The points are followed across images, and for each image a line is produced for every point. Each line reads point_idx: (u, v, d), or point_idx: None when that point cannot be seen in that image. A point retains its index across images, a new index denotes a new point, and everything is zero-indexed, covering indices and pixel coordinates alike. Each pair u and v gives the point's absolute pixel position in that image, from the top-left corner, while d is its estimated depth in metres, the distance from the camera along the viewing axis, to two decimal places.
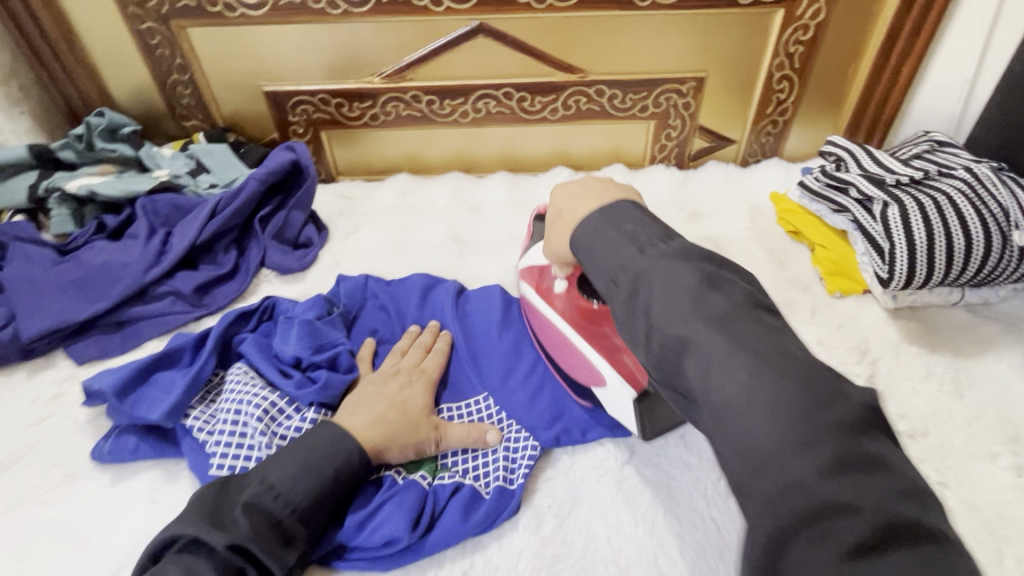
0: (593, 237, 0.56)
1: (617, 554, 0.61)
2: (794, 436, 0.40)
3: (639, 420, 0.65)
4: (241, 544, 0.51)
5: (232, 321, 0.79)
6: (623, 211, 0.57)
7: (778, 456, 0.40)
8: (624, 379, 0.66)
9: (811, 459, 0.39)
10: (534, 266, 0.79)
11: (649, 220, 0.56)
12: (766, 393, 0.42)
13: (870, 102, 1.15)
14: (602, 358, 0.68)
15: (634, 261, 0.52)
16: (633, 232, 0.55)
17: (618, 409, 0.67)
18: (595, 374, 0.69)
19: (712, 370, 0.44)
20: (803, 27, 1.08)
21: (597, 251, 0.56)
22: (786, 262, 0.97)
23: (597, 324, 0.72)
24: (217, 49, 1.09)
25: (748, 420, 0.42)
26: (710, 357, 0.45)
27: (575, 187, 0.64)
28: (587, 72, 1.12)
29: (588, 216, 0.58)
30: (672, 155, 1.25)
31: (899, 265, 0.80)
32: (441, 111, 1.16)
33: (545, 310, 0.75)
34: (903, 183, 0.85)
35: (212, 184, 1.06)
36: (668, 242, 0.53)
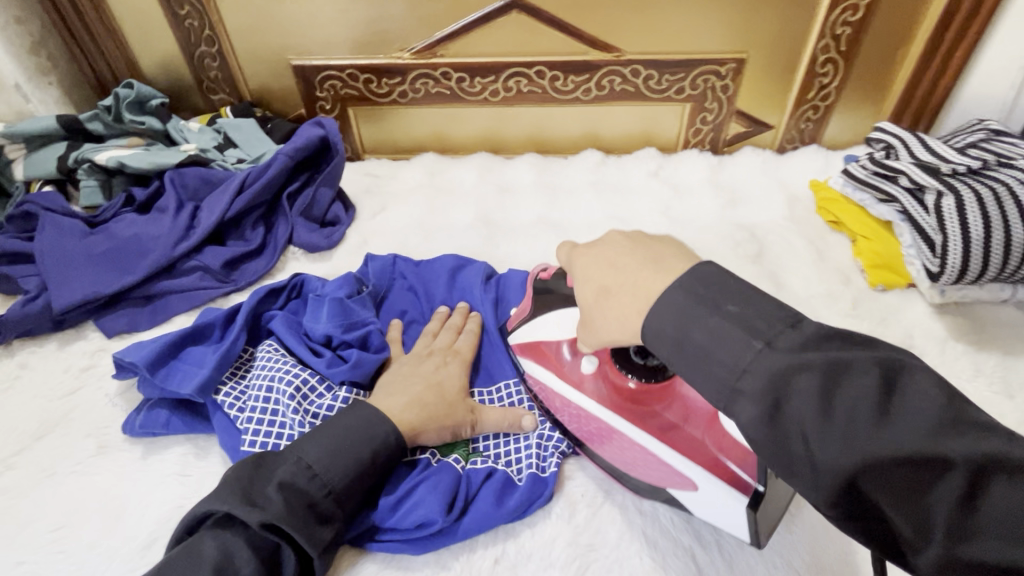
0: (669, 331, 0.47)
1: (653, 546, 0.59)
2: (949, 470, 0.36)
3: (753, 528, 0.54)
4: (275, 521, 0.51)
5: (262, 298, 0.78)
6: (705, 287, 0.46)
7: (935, 495, 0.36)
8: (725, 482, 0.55)
9: (949, 491, 0.36)
10: (543, 342, 0.68)
11: (756, 297, 0.45)
12: (902, 442, 0.37)
13: (918, 88, 1.11)
14: (681, 455, 0.58)
15: (746, 356, 0.43)
16: (733, 314, 0.44)
17: (722, 518, 0.56)
18: (680, 478, 0.58)
19: (835, 402, 0.39)
20: (852, 8, 1.03)
21: (702, 350, 0.45)
22: (825, 253, 0.94)
23: (642, 404, 0.62)
24: (245, 21, 1.07)
25: (839, 438, 0.39)
26: (838, 411, 0.39)
27: (593, 255, 0.56)
28: (623, 51, 1.09)
29: (663, 294, 0.47)
30: (707, 140, 1.21)
31: (951, 259, 0.77)
32: (470, 89, 1.14)
33: (585, 404, 0.64)
34: (959, 172, 0.81)
35: (239, 159, 1.04)
36: (794, 327, 0.43)
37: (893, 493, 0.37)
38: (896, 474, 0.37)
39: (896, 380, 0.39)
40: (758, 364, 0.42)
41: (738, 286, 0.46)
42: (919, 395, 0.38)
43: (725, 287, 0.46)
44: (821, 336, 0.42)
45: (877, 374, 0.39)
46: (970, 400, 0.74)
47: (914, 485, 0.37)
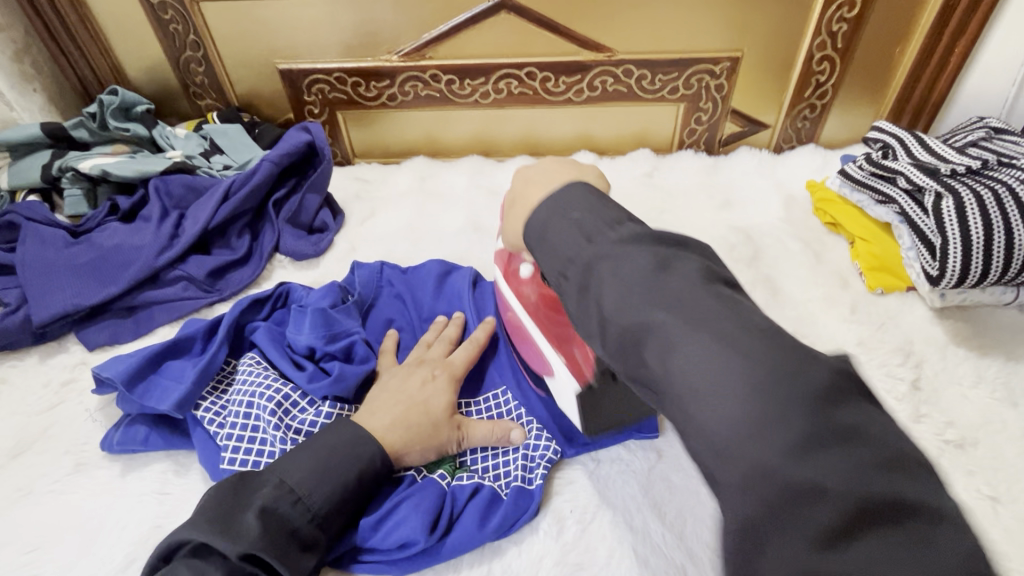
0: (544, 222, 0.52)
1: (644, 564, 0.57)
2: (783, 408, 0.35)
3: (579, 412, 0.61)
4: (257, 553, 0.49)
5: (245, 309, 0.76)
6: (598, 208, 0.51)
7: (768, 435, 0.35)
8: (567, 368, 0.61)
9: (785, 440, 0.34)
10: (505, 249, 0.75)
11: (649, 240, 0.47)
12: (732, 367, 0.38)
13: (917, 85, 1.08)
14: (550, 346, 0.64)
15: (580, 252, 0.48)
16: (582, 220, 0.50)
17: (562, 398, 0.64)
18: (545, 364, 0.65)
19: (688, 327, 0.40)
20: (848, 4, 1.01)
21: (547, 240, 0.51)
22: (822, 256, 0.92)
23: (557, 312, 0.67)
24: (231, 25, 1.05)
25: (689, 359, 0.39)
26: (707, 341, 0.39)
27: (535, 170, 0.63)
28: (614, 51, 1.07)
29: (537, 207, 0.53)
30: (702, 140, 1.19)
31: (952, 262, 0.75)
32: (460, 91, 1.12)
33: (508, 295, 0.71)
34: (959, 173, 0.79)
35: (226, 165, 1.03)
36: (617, 228, 0.49)
37: (764, 474, 0.34)
38: (748, 461, 0.35)
39: (736, 310, 0.41)
40: (626, 305, 0.44)
41: (645, 233, 0.48)
42: (694, 280, 0.43)
43: (639, 231, 0.48)
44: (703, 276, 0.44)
45: (754, 314, 0.41)
46: (972, 408, 0.72)
47: (764, 427, 0.35)
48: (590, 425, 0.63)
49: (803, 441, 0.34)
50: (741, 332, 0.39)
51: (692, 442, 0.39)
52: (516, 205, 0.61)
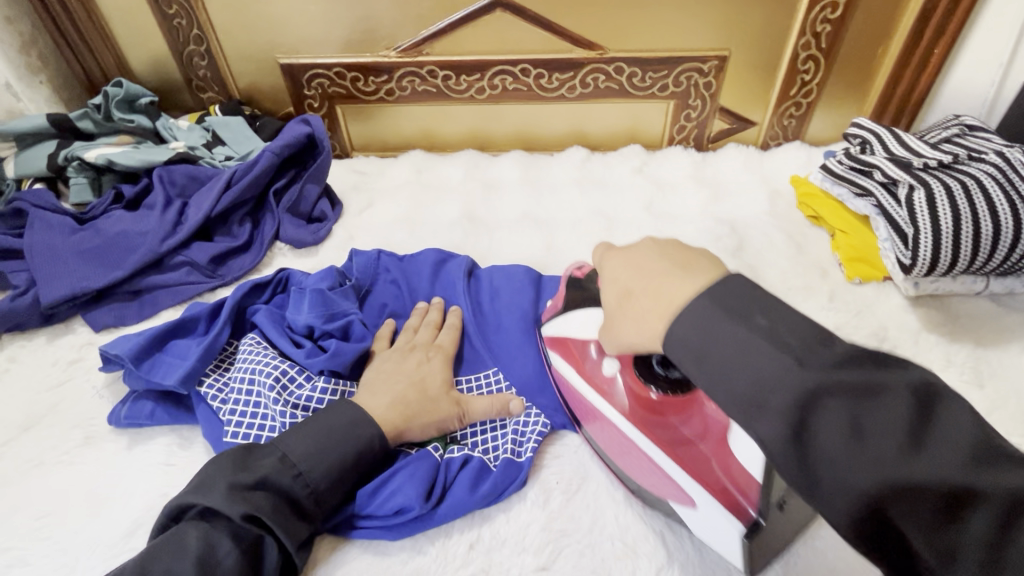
0: (693, 331, 0.44)
1: (624, 531, 0.61)
2: (969, 509, 0.35)
3: (749, 554, 0.54)
4: (259, 515, 0.53)
5: (246, 292, 0.79)
6: (715, 293, 0.44)
7: (948, 528, 0.35)
8: (724, 504, 0.54)
9: (960, 546, 0.35)
10: (572, 340, 0.68)
11: (770, 302, 0.43)
12: (915, 468, 0.36)
13: (899, 84, 1.12)
14: (690, 479, 0.56)
15: (717, 324, 0.42)
16: (732, 324, 0.42)
17: (712, 536, 0.56)
18: (682, 494, 0.57)
19: (869, 434, 0.37)
20: (832, 5, 1.05)
21: (704, 352, 0.43)
22: (805, 247, 0.95)
23: (662, 415, 0.60)
24: (234, 20, 1.08)
25: (868, 464, 0.36)
26: (759, 345, 0.41)
27: (634, 254, 0.54)
28: (607, 49, 1.10)
29: (678, 309, 0.45)
30: (691, 137, 1.22)
31: (923, 250, 0.79)
32: (456, 87, 1.15)
33: (601, 408, 0.63)
34: (930, 167, 0.83)
35: (228, 156, 1.06)
36: (752, 306, 0.43)
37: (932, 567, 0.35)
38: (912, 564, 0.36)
39: (790, 321, 0.42)
40: (731, 340, 0.42)
41: (726, 295, 0.44)
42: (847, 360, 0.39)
43: (727, 286, 0.44)
44: (782, 312, 0.43)
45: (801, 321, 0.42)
46: None
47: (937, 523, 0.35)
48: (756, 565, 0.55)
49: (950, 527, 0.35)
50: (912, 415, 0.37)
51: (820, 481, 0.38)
52: (632, 301, 0.51)
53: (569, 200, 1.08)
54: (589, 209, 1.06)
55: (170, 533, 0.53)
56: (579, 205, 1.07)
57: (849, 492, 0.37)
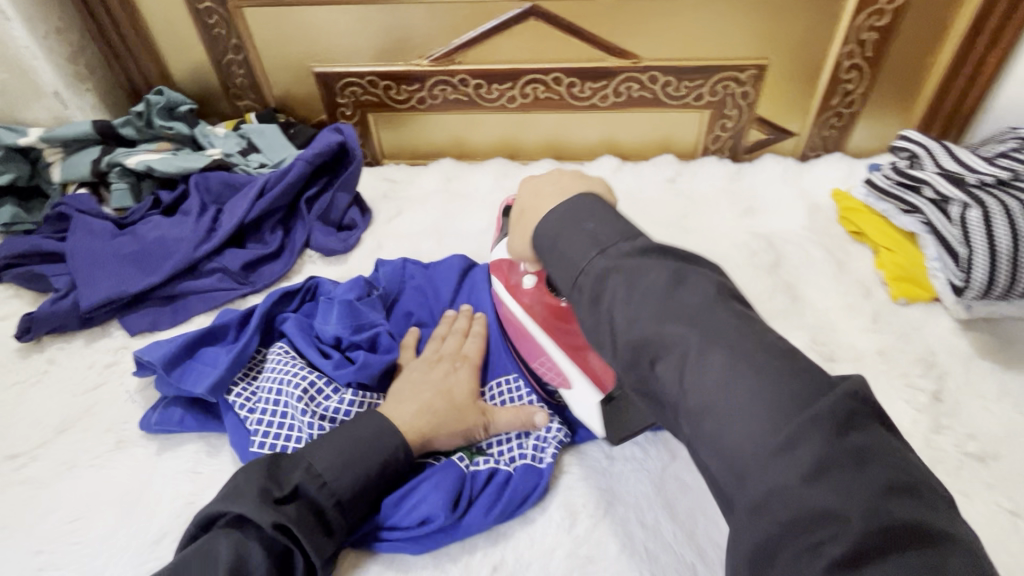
0: (556, 230, 0.55)
1: (654, 560, 0.58)
2: (813, 446, 0.38)
3: (605, 424, 0.64)
4: (288, 526, 0.53)
5: (276, 300, 0.80)
6: (581, 205, 0.56)
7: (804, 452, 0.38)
8: (589, 379, 0.64)
9: (795, 463, 0.38)
10: (503, 261, 0.75)
11: (609, 214, 0.55)
12: (752, 395, 0.41)
13: (950, 94, 1.07)
14: (568, 359, 0.66)
15: (592, 262, 0.51)
16: (594, 230, 0.54)
17: (585, 412, 0.66)
18: (561, 375, 0.68)
19: (743, 376, 0.42)
20: (879, 12, 1.00)
21: (556, 247, 0.55)
22: (846, 264, 0.91)
23: (564, 321, 0.69)
24: (271, 30, 1.10)
25: (741, 419, 0.40)
26: (641, 296, 0.48)
27: (539, 181, 0.65)
28: (641, 58, 1.08)
29: (551, 210, 0.56)
30: (726, 147, 1.19)
31: (977, 273, 0.75)
32: (488, 95, 1.14)
33: (514, 310, 0.72)
34: (987, 183, 0.78)
35: (262, 164, 1.08)
36: (630, 241, 0.52)
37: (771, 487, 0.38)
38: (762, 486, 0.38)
39: (686, 281, 0.48)
40: (589, 264, 0.52)
41: (603, 208, 0.56)
42: (709, 301, 0.47)
43: (597, 207, 0.55)
44: (657, 251, 0.51)
45: (703, 285, 0.48)
46: (996, 422, 0.71)
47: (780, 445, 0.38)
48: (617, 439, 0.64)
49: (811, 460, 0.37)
50: (757, 351, 0.43)
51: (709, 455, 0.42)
52: (525, 216, 0.62)
53: None
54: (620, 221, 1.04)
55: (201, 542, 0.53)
56: None
57: (732, 445, 0.40)
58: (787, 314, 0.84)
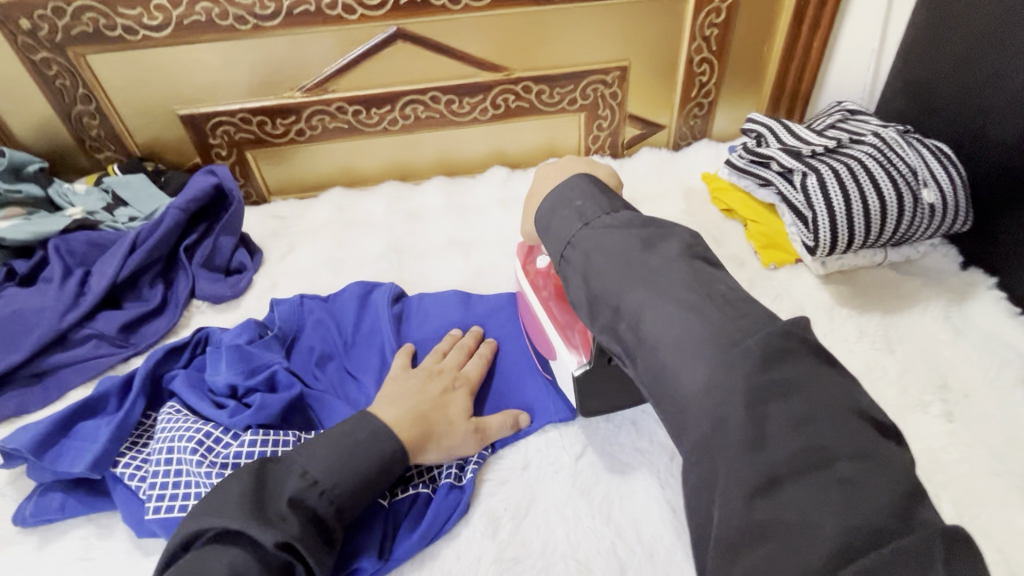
0: (548, 215, 0.61)
1: (577, 548, 0.60)
2: (746, 388, 0.40)
3: (580, 392, 0.66)
4: (292, 543, 0.50)
5: (160, 359, 0.75)
6: (577, 184, 0.61)
7: (790, 412, 0.39)
8: (568, 348, 0.67)
9: (731, 405, 0.40)
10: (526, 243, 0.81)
11: (614, 204, 0.59)
12: (703, 356, 0.43)
13: (787, 78, 1.20)
14: (556, 329, 0.70)
15: (576, 231, 0.57)
16: (583, 207, 0.59)
17: (563, 379, 0.70)
18: (549, 347, 0.72)
19: (720, 338, 0.43)
20: (714, 11, 1.11)
21: (552, 229, 0.60)
22: (722, 239, 0.99)
23: (566, 299, 0.73)
24: (124, 75, 1.03)
25: (697, 373, 0.43)
26: (620, 261, 0.52)
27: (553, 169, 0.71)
28: (512, 69, 1.12)
29: (548, 194, 0.62)
30: (606, 145, 1.26)
31: (822, 232, 0.84)
32: (368, 120, 1.14)
33: (526, 285, 0.79)
34: (819, 153, 0.88)
35: (132, 217, 1.01)
36: (659, 257, 0.52)
37: (671, 399, 0.44)
38: (700, 426, 0.42)
39: (658, 244, 0.53)
40: (580, 235, 0.57)
41: (596, 188, 0.61)
42: (721, 313, 0.45)
43: (593, 188, 0.61)
44: (637, 224, 0.56)
45: (672, 246, 0.53)
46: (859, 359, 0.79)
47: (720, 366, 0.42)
48: (591, 409, 0.68)
49: (756, 403, 0.40)
50: (711, 310, 0.46)
51: (664, 407, 0.45)
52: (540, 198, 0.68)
53: (494, 221, 1.08)
54: (514, 227, 1.06)
55: (192, 558, 0.49)
56: (505, 224, 1.07)
57: (694, 407, 0.43)
58: None
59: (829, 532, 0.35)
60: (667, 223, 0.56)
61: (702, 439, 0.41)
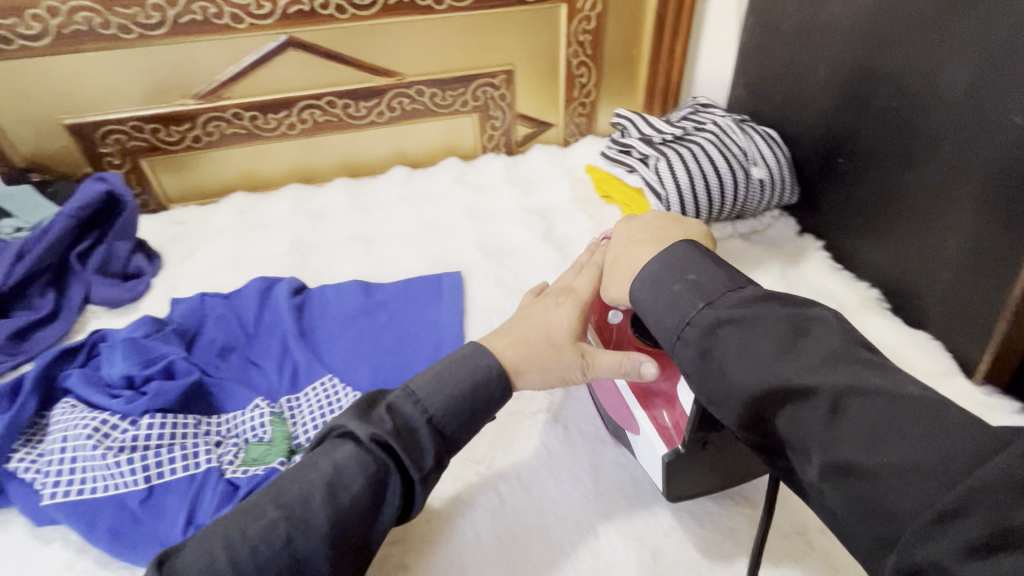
0: (649, 292, 0.55)
1: (463, 491, 0.68)
2: (930, 460, 0.40)
3: (666, 477, 0.60)
4: (384, 441, 0.52)
5: (53, 359, 0.76)
6: (687, 253, 0.56)
7: (914, 455, 0.41)
8: (656, 433, 0.60)
9: (897, 472, 0.41)
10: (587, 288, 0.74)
11: (716, 268, 0.54)
12: (898, 433, 0.42)
13: (656, 79, 1.34)
14: (642, 410, 0.62)
15: (697, 315, 0.52)
16: (697, 280, 0.54)
17: (648, 460, 0.63)
18: (629, 420, 0.64)
19: (893, 418, 0.42)
20: (585, 19, 1.23)
21: (650, 307, 0.55)
22: (600, 222, 1.11)
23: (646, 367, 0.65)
24: (1, 85, 1.02)
25: (848, 442, 0.43)
26: (765, 345, 0.48)
27: (634, 224, 0.67)
28: (404, 74, 1.20)
29: (643, 269, 0.57)
30: (501, 143, 1.36)
31: (670, 206, 0.97)
32: (266, 125, 1.17)
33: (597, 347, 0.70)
34: (669, 140, 1.03)
35: (18, 228, 0.99)
36: (738, 291, 0.52)
37: (871, 488, 0.42)
38: (898, 503, 0.41)
39: (809, 331, 0.49)
40: (700, 317, 0.51)
41: (708, 258, 0.55)
42: (832, 345, 0.47)
43: (705, 258, 0.55)
44: (770, 298, 0.51)
45: (826, 333, 0.48)
46: None
47: (923, 478, 0.40)
48: (676, 491, 0.62)
49: (877, 444, 0.42)
50: (883, 392, 0.43)
51: (842, 493, 0.44)
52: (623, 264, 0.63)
53: (395, 217, 1.15)
54: (414, 221, 1.13)
55: (305, 459, 0.54)
56: (406, 219, 1.14)
57: (875, 488, 0.42)
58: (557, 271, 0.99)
59: (920, 505, 0.40)
60: (807, 297, 0.51)
61: (890, 515, 0.41)
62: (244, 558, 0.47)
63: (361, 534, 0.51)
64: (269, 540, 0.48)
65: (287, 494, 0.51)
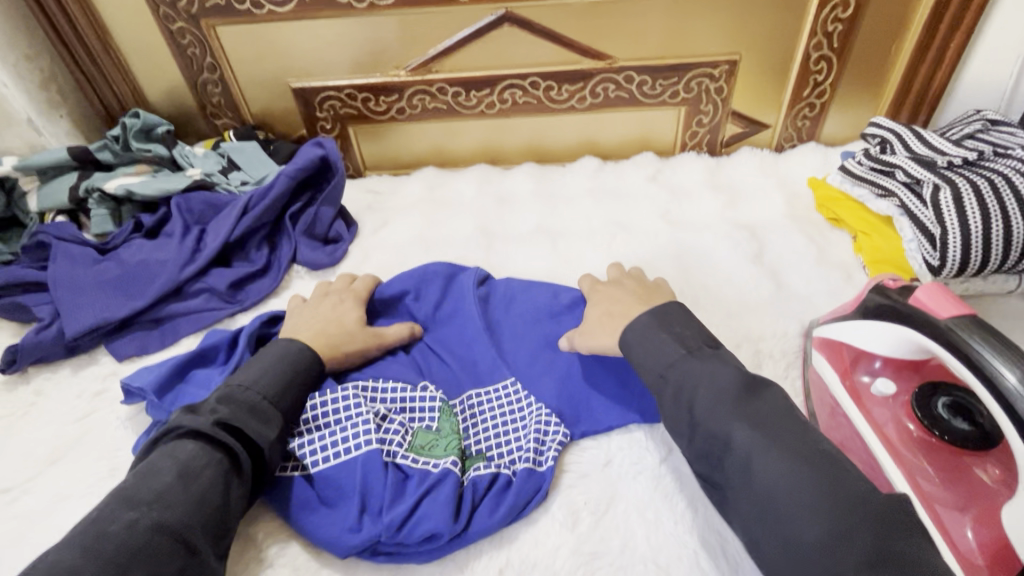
0: (643, 335, 0.65)
1: (657, 553, 0.59)
2: (869, 531, 0.46)
3: None
4: (221, 421, 0.60)
5: (265, 321, 0.79)
6: (674, 310, 0.67)
7: (840, 521, 0.47)
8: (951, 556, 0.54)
9: (858, 543, 0.46)
10: (847, 348, 0.70)
11: (697, 326, 0.65)
12: (819, 502, 0.49)
13: (914, 81, 1.10)
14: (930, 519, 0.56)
15: (679, 359, 0.61)
16: (681, 334, 0.64)
17: None
18: None
19: (842, 488, 0.49)
20: (842, 5, 1.03)
21: (644, 349, 0.64)
22: (827, 249, 0.93)
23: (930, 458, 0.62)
24: (246, 47, 1.09)
25: (810, 503, 0.49)
26: (734, 401, 0.56)
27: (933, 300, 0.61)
28: (615, 58, 1.10)
29: (638, 317, 0.67)
30: (704, 142, 1.21)
31: (951, 251, 0.78)
32: (467, 102, 1.15)
33: (858, 418, 0.66)
34: (955, 164, 0.83)
35: (243, 182, 1.07)
36: (714, 348, 0.63)
37: (791, 535, 0.49)
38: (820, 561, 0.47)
39: (758, 393, 0.57)
40: (680, 361, 0.61)
41: (687, 315, 0.67)
42: (780, 409, 0.56)
43: (686, 315, 0.67)
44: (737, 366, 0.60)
45: (771, 398, 0.57)
46: None
47: (844, 539, 0.47)
48: None
49: (823, 506, 0.48)
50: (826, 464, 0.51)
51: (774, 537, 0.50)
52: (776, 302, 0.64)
53: (583, 211, 1.07)
54: (604, 219, 1.05)
55: (179, 450, 0.58)
56: (594, 216, 1.06)
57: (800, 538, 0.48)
58: (773, 303, 0.84)
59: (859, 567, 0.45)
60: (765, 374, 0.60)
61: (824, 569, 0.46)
62: (115, 541, 0.50)
63: (211, 529, 0.55)
64: (130, 536, 0.50)
65: (168, 488, 0.54)
